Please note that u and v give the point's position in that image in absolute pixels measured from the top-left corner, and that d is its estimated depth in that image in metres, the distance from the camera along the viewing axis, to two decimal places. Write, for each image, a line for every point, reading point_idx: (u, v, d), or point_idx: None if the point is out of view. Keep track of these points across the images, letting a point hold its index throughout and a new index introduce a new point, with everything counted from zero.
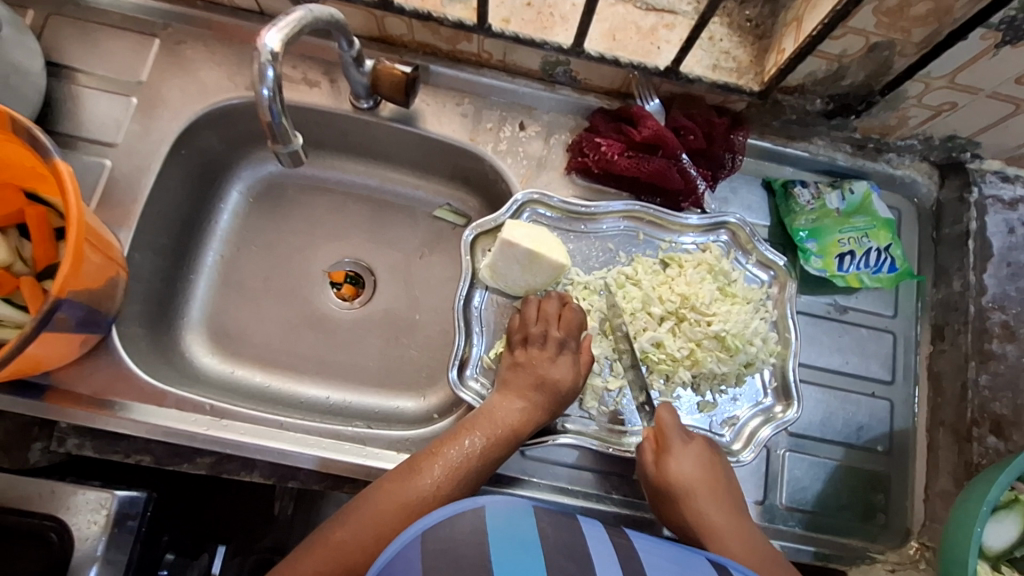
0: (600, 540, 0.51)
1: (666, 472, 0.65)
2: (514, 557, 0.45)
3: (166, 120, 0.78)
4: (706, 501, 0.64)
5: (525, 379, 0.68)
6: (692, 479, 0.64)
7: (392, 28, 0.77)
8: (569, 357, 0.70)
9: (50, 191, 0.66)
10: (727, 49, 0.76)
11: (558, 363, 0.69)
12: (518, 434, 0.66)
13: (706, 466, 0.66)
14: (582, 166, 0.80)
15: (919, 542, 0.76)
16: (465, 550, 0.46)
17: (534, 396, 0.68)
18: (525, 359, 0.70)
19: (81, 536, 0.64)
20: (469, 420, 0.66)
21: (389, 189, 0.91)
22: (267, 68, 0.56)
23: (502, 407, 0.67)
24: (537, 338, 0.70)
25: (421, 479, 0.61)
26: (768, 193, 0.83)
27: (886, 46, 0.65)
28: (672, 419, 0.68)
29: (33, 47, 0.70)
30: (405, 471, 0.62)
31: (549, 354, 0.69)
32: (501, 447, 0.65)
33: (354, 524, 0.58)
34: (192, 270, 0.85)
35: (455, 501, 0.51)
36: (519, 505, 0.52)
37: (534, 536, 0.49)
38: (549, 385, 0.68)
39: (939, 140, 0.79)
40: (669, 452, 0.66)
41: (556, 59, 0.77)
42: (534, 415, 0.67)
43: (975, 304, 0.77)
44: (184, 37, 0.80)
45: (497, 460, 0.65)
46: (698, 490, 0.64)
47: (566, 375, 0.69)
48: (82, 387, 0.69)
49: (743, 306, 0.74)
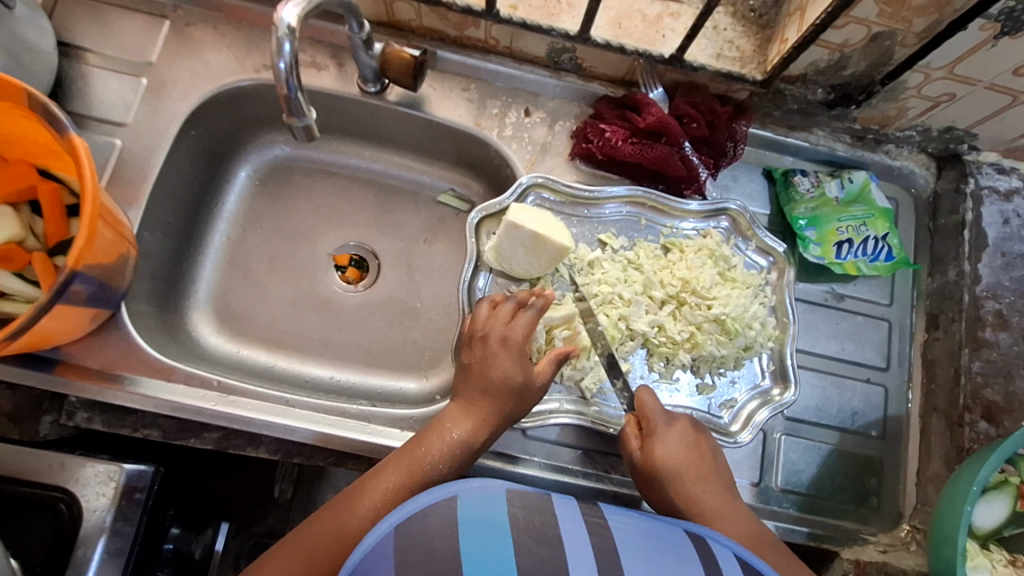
0: (574, 521, 0.53)
1: (654, 455, 0.67)
2: (485, 546, 0.47)
3: (175, 100, 0.79)
4: (694, 481, 0.66)
5: (474, 382, 0.67)
6: (679, 461, 0.66)
7: (400, 13, 0.78)
8: (519, 355, 0.67)
9: (63, 168, 0.67)
10: (731, 38, 0.77)
11: (504, 363, 0.67)
12: (473, 442, 0.65)
13: (691, 447, 0.68)
14: (586, 153, 0.81)
15: (910, 524, 0.77)
16: (436, 544, 0.47)
17: (484, 400, 0.66)
18: (474, 357, 0.68)
19: (90, 508, 0.66)
20: (422, 433, 0.66)
21: (394, 173, 0.93)
22: (284, 42, 0.57)
23: (452, 419, 0.66)
24: (482, 336, 0.68)
25: (371, 496, 0.61)
26: (769, 181, 0.84)
27: (888, 36, 0.66)
28: (652, 402, 0.70)
29: (44, 25, 0.71)
30: (356, 488, 0.62)
31: (496, 353, 0.67)
32: (452, 459, 0.64)
33: (300, 546, 0.59)
34: (199, 251, 0.86)
35: (430, 490, 0.52)
36: (493, 491, 0.54)
37: (507, 521, 0.50)
38: (500, 386, 0.66)
39: (938, 131, 0.80)
40: (653, 437, 0.68)
41: (562, 46, 0.78)
42: (487, 418, 0.66)
43: (970, 293, 0.79)
44: (194, 19, 0.81)
45: (450, 471, 0.64)
46: (687, 472, 0.66)
47: (516, 373, 0.67)
48: (92, 361, 0.70)
49: (743, 291, 0.76)
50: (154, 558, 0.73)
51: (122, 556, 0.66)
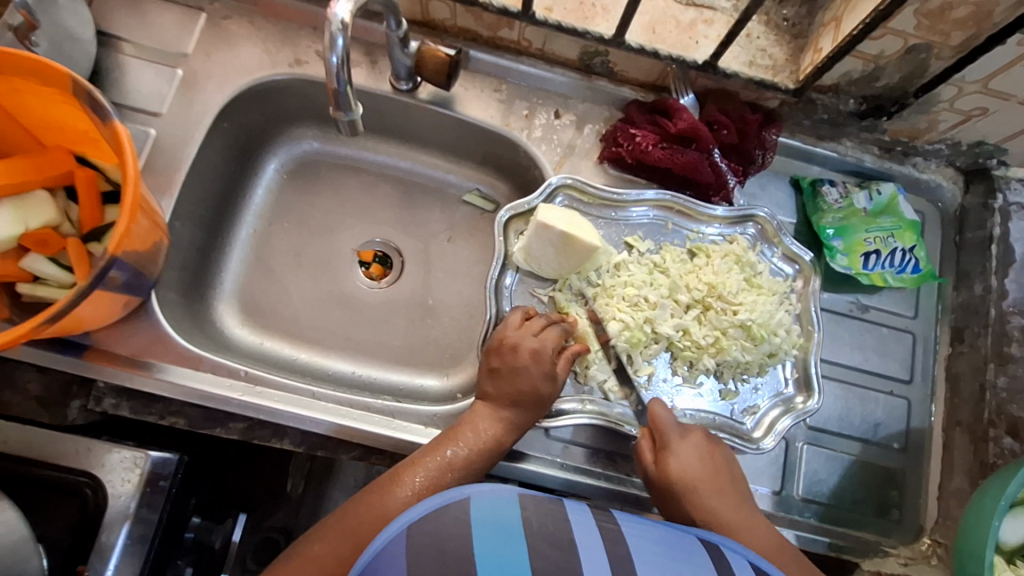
0: (588, 527, 0.53)
1: (669, 470, 0.66)
2: (497, 549, 0.47)
3: (209, 92, 0.79)
4: (708, 494, 0.66)
5: (503, 390, 0.68)
6: (695, 474, 0.66)
7: (435, 12, 0.78)
8: (548, 369, 0.69)
9: (101, 156, 0.68)
10: (764, 47, 0.77)
11: (534, 376, 0.68)
12: (498, 448, 0.67)
13: (706, 459, 0.68)
14: (614, 156, 0.81)
15: (931, 538, 0.77)
16: (448, 545, 0.47)
17: (512, 409, 0.68)
18: (502, 365, 0.69)
19: (114, 493, 0.66)
20: (454, 429, 0.67)
21: (420, 171, 0.93)
22: (337, 38, 0.58)
23: (482, 418, 0.68)
24: (513, 346, 0.68)
25: (401, 491, 0.61)
26: (796, 191, 0.84)
27: (924, 49, 0.66)
28: (665, 415, 0.69)
29: (85, 15, 0.71)
30: (385, 482, 0.62)
31: (527, 366, 0.68)
32: (483, 457, 0.66)
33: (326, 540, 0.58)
34: (226, 242, 0.86)
35: (440, 493, 0.52)
36: (504, 495, 0.54)
37: (518, 524, 0.50)
38: (527, 397, 0.68)
39: (967, 146, 0.80)
40: (668, 451, 0.67)
41: (595, 49, 0.78)
42: (512, 427, 0.68)
43: (996, 308, 0.78)
44: (230, 13, 0.82)
45: (478, 470, 0.66)
46: (701, 486, 0.66)
47: (544, 385, 0.68)
48: (121, 348, 0.70)
49: (769, 297, 0.76)
50: (174, 547, 0.73)
51: (145, 543, 0.66)
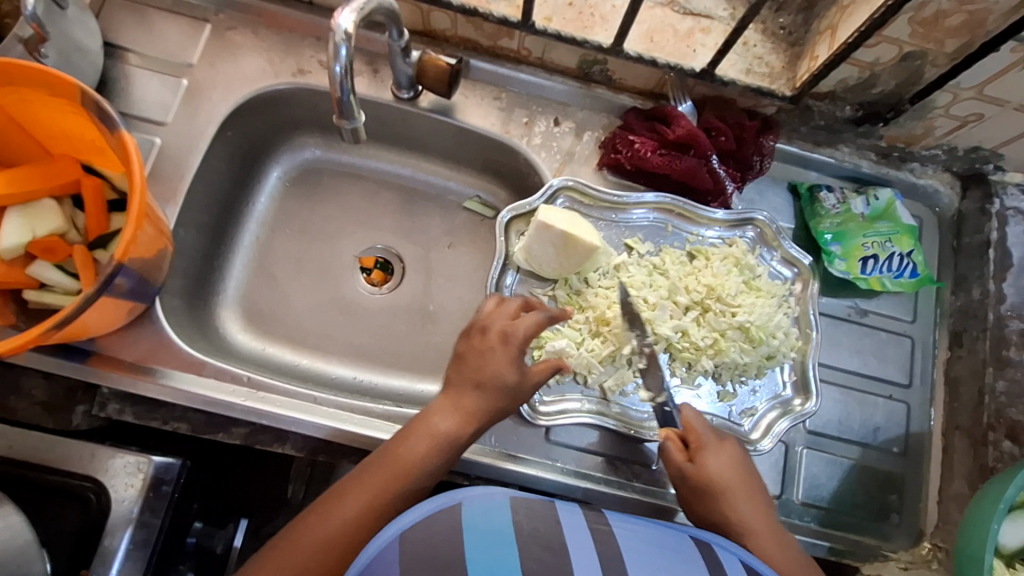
0: (579, 528, 0.53)
1: (706, 469, 0.66)
2: (490, 550, 0.48)
3: (214, 102, 0.80)
4: (740, 499, 0.65)
5: (466, 375, 0.66)
6: (730, 476, 0.66)
7: (436, 22, 0.79)
8: (517, 354, 0.66)
9: (107, 164, 0.68)
10: (761, 55, 0.78)
11: (500, 358, 0.65)
12: (455, 442, 0.64)
13: (738, 465, 0.67)
14: (613, 163, 0.82)
15: (931, 542, 0.77)
16: (439, 546, 0.48)
17: (474, 393, 0.65)
18: (469, 350, 0.67)
19: (118, 498, 0.67)
20: (406, 429, 0.65)
21: (421, 179, 0.94)
22: (341, 47, 0.59)
23: (437, 415, 0.65)
24: (483, 329, 0.67)
25: (341, 506, 0.60)
26: (793, 196, 0.85)
27: (919, 56, 0.67)
28: (698, 420, 0.69)
29: (93, 26, 0.73)
30: (327, 499, 0.61)
31: (494, 347, 0.66)
32: (437, 456, 0.63)
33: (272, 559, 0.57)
34: (229, 248, 0.87)
35: (433, 497, 0.52)
36: (496, 497, 0.54)
37: (510, 528, 0.51)
38: (490, 380, 0.65)
39: (964, 151, 0.81)
40: (705, 450, 0.67)
41: (594, 58, 0.79)
42: (475, 414, 0.65)
43: (994, 312, 0.79)
44: (234, 24, 0.83)
45: (433, 470, 0.63)
46: (734, 492, 0.65)
47: (511, 371, 0.65)
48: (126, 353, 0.71)
49: (767, 300, 0.76)
50: (176, 551, 0.74)
51: (147, 548, 0.67)
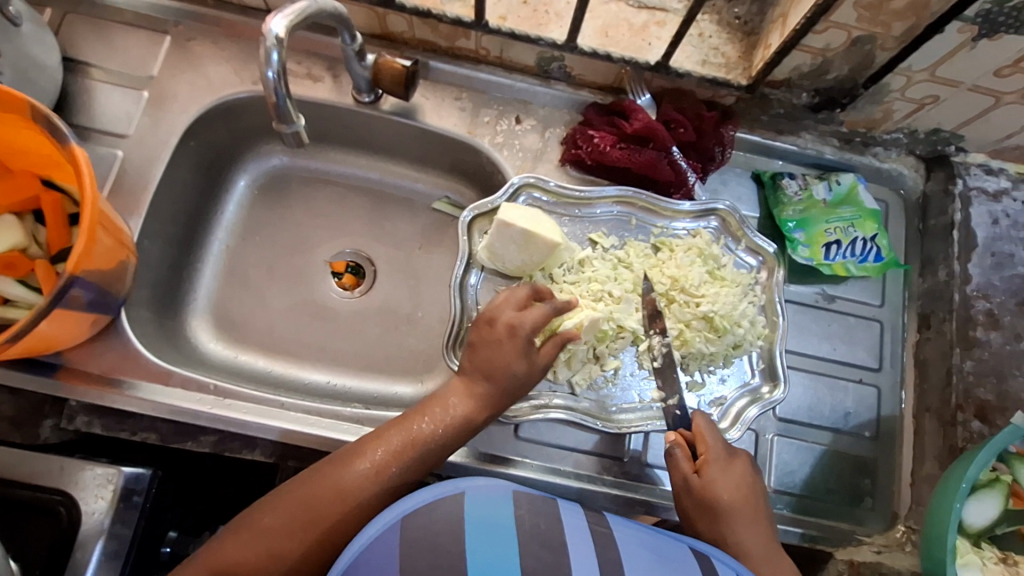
0: (579, 530, 0.53)
1: (714, 488, 0.64)
2: (490, 546, 0.48)
3: (175, 112, 0.81)
4: (745, 523, 0.64)
5: (477, 364, 0.66)
6: (736, 498, 0.64)
7: (393, 25, 0.80)
8: (524, 345, 0.66)
9: (65, 179, 0.69)
10: (717, 45, 0.78)
11: (508, 350, 0.66)
12: (469, 424, 0.65)
13: (743, 487, 0.66)
14: (575, 158, 0.82)
15: (905, 525, 0.77)
16: (442, 541, 0.48)
17: (486, 382, 0.66)
18: (479, 340, 0.67)
19: (88, 510, 0.67)
20: (421, 404, 0.65)
21: (389, 181, 0.94)
22: (273, 52, 0.59)
23: (455, 396, 0.65)
24: (491, 320, 0.67)
25: (361, 463, 0.60)
26: (757, 184, 0.85)
27: (868, 41, 0.67)
28: (710, 435, 0.67)
29: (50, 42, 0.73)
30: (344, 455, 0.61)
31: (502, 339, 0.66)
32: (452, 434, 0.64)
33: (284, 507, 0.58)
34: (199, 258, 0.88)
35: (438, 485, 0.53)
36: (498, 492, 0.55)
37: (511, 524, 0.51)
38: (494, 370, 0.65)
39: (924, 133, 0.81)
40: (715, 468, 0.65)
41: (551, 55, 0.79)
42: (483, 402, 0.66)
43: (960, 293, 0.79)
44: (194, 34, 0.84)
45: (444, 449, 0.64)
46: (737, 514, 0.64)
47: (519, 363, 0.66)
48: (92, 366, 0.71)
49: (731, 289, 0.76)
50: (151, 561, 0.74)
51: (119, 559, 0.67)
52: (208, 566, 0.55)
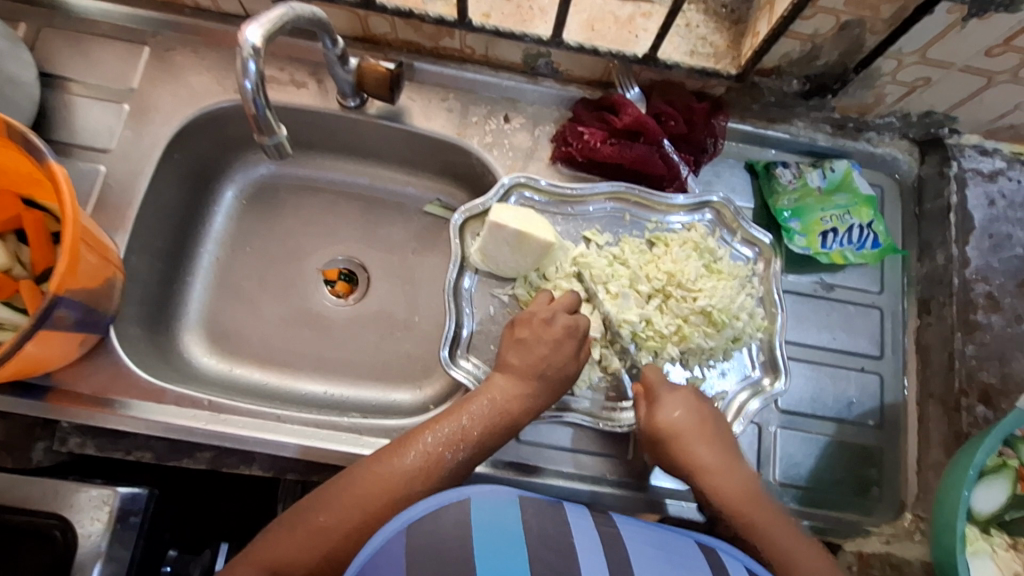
0: (586, 531, 0.52)
1: (656, 421, 0.66)
2: (499, 550, 0.47)
3: (158, 124, 0.79)
4: (696, 442, 0.65)
5: (529, 362, 0.66)
6: (683, 425, 0.66)
7: (375, 27, 0.79)
8: (576, 350, 0.68)
9: (46, 196, 0.68)
10: (704, 35, 0.77)
11: (566, 350, 0.67)
12: (515, 419, 0.65)
13: (694, 411, 0.67)
14: (566, 156, 0.81)
15: (913, 513, 0.76)
16: (450, 547, 0.47)
17: (538, 381, 0.66)
18: (530, 336, 0.67)
19: (84, 533, 0.66)
20: (466, 398, 0.65)
21: (379, 186, 0.93)
22: (250, 63, 0.58)
23: (502, 390, 0.65)
24: (547, 320, 0.68)
25: (408, 456, 0.59)
26: (751, 175, 0.84)
27: (857, 24, 0.66)
28: (657, 375, 0.69)
29: (26, 57, 0.72)
30: (390, 449, 0.60)
31: (559, 340, 0.67)
32: (498, 427, 0.63)
33: (335, 502, 0.56)
34: (189, 271, 0.87)
35: (440, 492, 0.52)
36: (504, 496, 0.53)
37: (519, 529, 0.50)
38: (547, 370, 0.66)
39: (917, 117, 0.80)
40: (657, 402, 0.67)
41: (537, 51, 0.78)
42: (531, 401, 0.66)
43: (959, 276, 0.78)
44: (173, 44, 0.82)
45: (490, 442, 0.63)
46: (688, 435, 0.65)
47: (573, 364, 0.68)
48: (83, 386, 0.70)
49: (729, 282, 0.75)
50: None
51: None
52: (262, 564, 0.54)
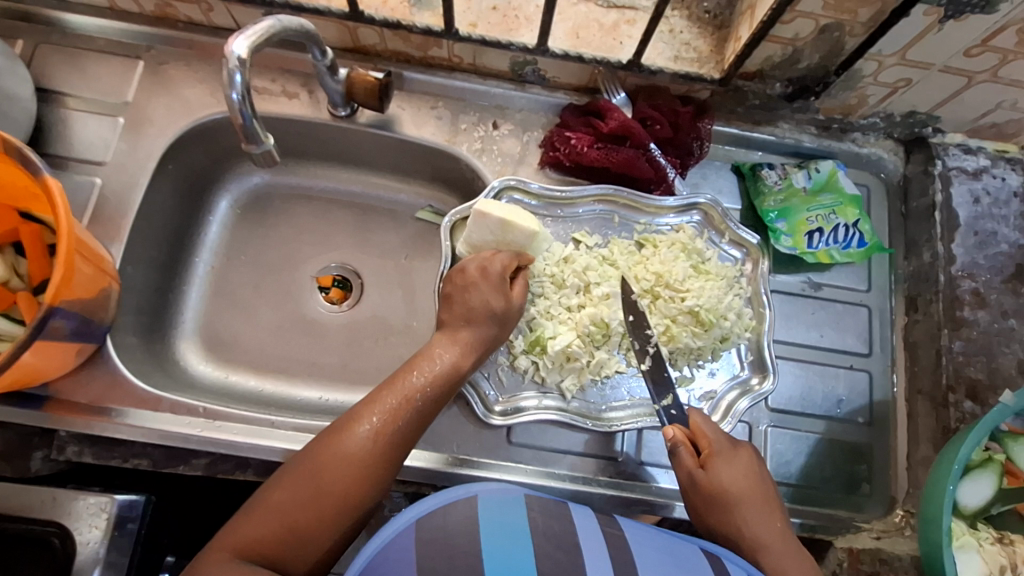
0: (592, 531, 0.53)
1: (717, 481, 0.62)
2: (505, 546, 0.48)
3: (152, 137, 0.81)
4: (750, 508, 0.62)
5: (455, 311, 0.68)
6: (741, 489, 0.62)
7: (364, 38, 0.80)
8: (498, 282, 0.69)
9: (42, 209, 0.69)
10: (688, 40, 0.78)
11: (485, 291, 0.68)
12: (458, 372, 0.66)
13: (749, 474, 0.64)
14: (554, 161, 0.82)
15: (904, 509, 0.77)
16: (459, 541, 0.48)
17: (468, 326, 0.68)
18: (454, 290, 0.70)
19: (83, 540, 0.67)
20: (408, 363, 0.65)
21: (371, 194, 0.94)
22: (236, 73, 0.59)
23: (440, 348, 0.66)
24: (462, 269, 0.70)
25: (360, 427, 0.58)
26: (737, 176, 0.85)
27: (836, 27, 0.67)
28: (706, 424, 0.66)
29: (22, 74, 0.74)
30: (343, 423, 0.60)
31: (477, 282, 0.69)
32: (443, 386, 0.64)
33: (292, 480, 0.56)
34: (185, 279, 0.88)
35: (449, 490, 0.53)
36: (511, 495, 0.55)
37: (525, 524, 0.51)
38: (475, 313, 0.68)
39: (901, 116, 0.81)
40: (716, 457, 0.63)
41: (524, 59, 0.80)
42: (469, 349, 0.67)
43: (945, 273, 0.79)
44: (167, 58, 0.84)
45: (438, 402, 0.64)
46: (745, 500, 0.62)
47: (497, 299, 0.69)
48: (80, 396, 0.71)
49: (716, 282, 0.76)
50: None
51: None
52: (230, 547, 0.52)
